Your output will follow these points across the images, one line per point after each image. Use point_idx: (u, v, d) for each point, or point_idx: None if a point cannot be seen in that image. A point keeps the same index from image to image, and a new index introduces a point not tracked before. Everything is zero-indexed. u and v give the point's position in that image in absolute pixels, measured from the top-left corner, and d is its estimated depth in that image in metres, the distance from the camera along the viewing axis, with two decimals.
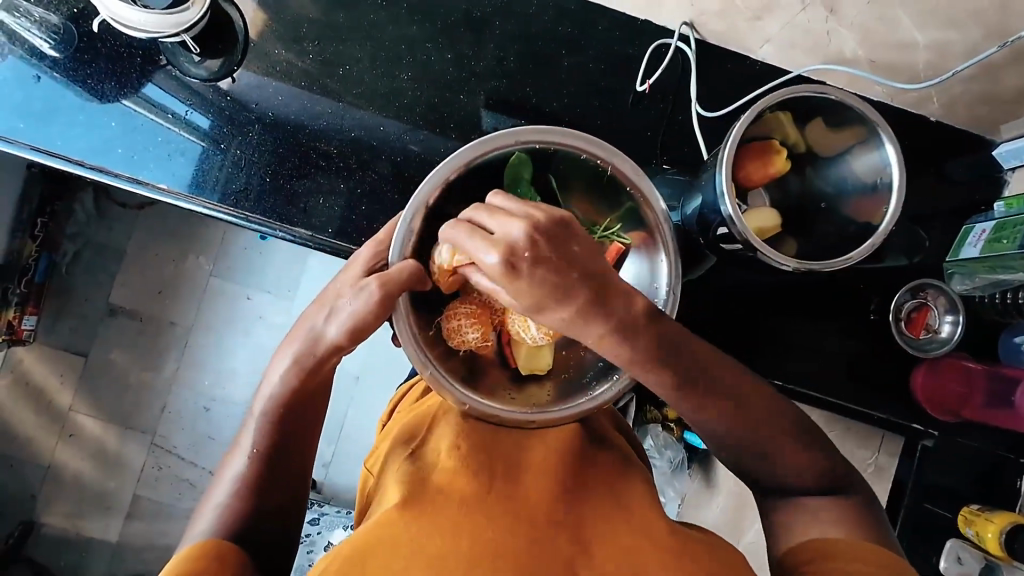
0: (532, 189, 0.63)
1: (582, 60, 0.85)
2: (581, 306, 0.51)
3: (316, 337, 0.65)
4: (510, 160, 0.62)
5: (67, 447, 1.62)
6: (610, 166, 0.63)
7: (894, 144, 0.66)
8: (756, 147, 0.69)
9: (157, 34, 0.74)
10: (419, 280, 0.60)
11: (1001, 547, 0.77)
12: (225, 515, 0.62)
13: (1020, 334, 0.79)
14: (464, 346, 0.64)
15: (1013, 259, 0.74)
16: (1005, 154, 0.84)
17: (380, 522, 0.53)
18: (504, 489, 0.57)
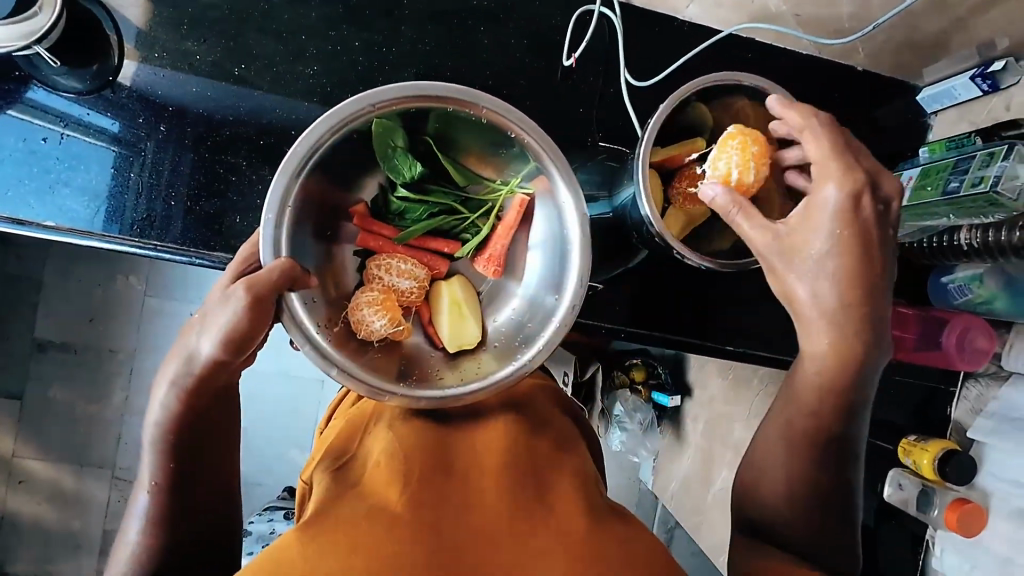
0: (408, 157, 0.64)
1: (504, 36, 0.80)
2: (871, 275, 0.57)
3: (188, 357, 0.57)
4: (374, 131, 0.60)
5: (20, 493, 1.53)
6: (484, 113, 0.60)
7: None
8: (678, 147, 0.68)
9: (7, 49, 0.63)
10: (293, 277, 0.56)
11: (935, 473, 0.83)
12: (140, 556, 0.57)
13: (947, 274, 0.83)
14: (374, 336, 0.64)
15: (936, 207, 0.77)
16: (927, 99, 0.86)
17: (284, 546, 0.49)
18: (423, 496, 0.53)
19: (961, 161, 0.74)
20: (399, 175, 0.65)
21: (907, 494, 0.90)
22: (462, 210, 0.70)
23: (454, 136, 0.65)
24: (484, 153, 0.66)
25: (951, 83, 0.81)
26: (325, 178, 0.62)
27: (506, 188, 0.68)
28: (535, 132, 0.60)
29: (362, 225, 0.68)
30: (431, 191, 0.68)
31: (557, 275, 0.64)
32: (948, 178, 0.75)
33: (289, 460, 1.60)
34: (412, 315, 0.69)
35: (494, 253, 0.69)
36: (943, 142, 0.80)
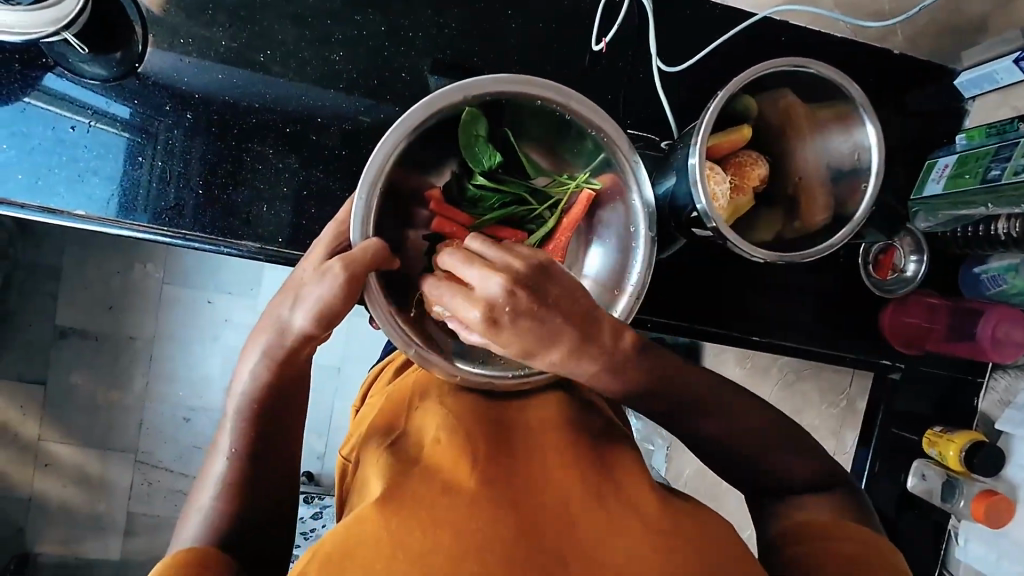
0: (489, 146, 0.63)
1: (531, 20, 0.78)
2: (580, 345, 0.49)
3: (280, 329, 0.58)
4: (462, 118, 0.60)
5: (47, 476, 1.57)
6: (566, 106, 0.60)
7: (876, 123, 0.64)
8: (726, 135, 0.66)
9: (33, 36, 0.62)
10: (382, 259, 0.56)
11: (960, 464, 0.83)
12: (208, 527, 0.58)
13: (980, 265, 0.82)
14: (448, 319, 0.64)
15: (972, 195, 0.75)
16: (966, 84, 0.83)
17: (358, 521, 0.48)
18: (489, 471, 0.52)
19: (1002, 148, 0.72)
20: (479, 164, 0.63)
21: (930, 486, 0.90)
22: (531, 201, 0.67)
23: (526, 126, 0.64)
24: (553, 147, 0.67)
25: (992, 67, 0.78)
26: (408, 168, 0.62)
27: (571, 183, 0.66)
28: (616, 129, 0.60)
29: (438, 211, 0.66)
30: (509, 182, 0.66)
31: (616, 267, 0.65)
32: (989, 166, 0.73)
33: (306, 446, 1.63)
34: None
35: (559, 247, 0.67)
36: (983, 129, 0.78)
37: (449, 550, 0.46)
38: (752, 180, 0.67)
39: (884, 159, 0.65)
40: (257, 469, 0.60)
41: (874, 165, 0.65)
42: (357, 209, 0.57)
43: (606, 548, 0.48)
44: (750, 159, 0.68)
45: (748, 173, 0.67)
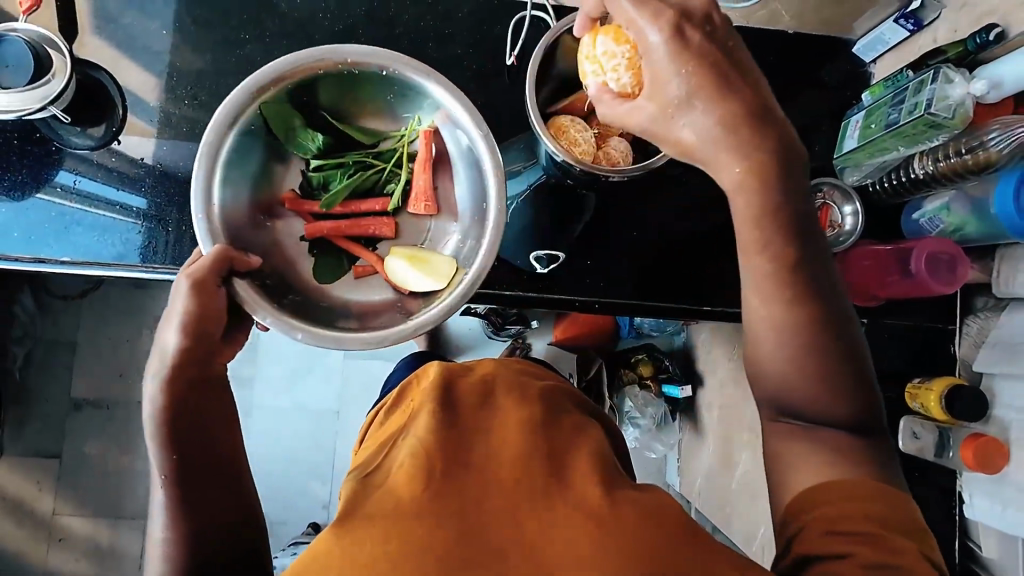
0: (308, 130, 0.73)
1: (451, 47, 0.87)
2: (727, 107, 0.57)
3: (159, 353, 0.64)
4: (268, 116, 0.70)
5: (60, 551, 1.58)
6: (344, 62, 0.69)
7: None
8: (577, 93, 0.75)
9: (25, 110, 0.76)
10: (229, 259, 0.65)
11: (944, 412, 0.80)
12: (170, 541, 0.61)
13: (917, 209, 0.83)
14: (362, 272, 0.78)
15: (885, 141, 0.78)
16: (862, 49, 0.89)
17: (319, 540, 0.53)
18: (444, 484, 0.54)
19: (897, 94, 0.77)
20: (306, 150, 0.74)
21: (923, 443, 0.84)
22: (377, 162, 0.77)
23: (336, 100, 0.74)
24: (366, 107, 0.76)
25: (878, 30, 0.85)
26: (235, 189, 0.70)
27: (405, 136, 0.77)
28: (390, 58, 0.69)
29: (295, 207, 0.76)
30: (348, 155, 0.76)
31: (478, 184, 0.73)
32: (889, 112, 0.77)
33: (309, 494, 1.64)
34: (374, 279, 0.78)
35: (420, 191, 0.76)
36: (880, 83, 0.83)
37: (398, 555, 0.50)
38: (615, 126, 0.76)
39: None
40: (192, 493, 0.63)
41: None
42: (202, 230, 0.66)
43: (546, 545, 0.51)
44: None
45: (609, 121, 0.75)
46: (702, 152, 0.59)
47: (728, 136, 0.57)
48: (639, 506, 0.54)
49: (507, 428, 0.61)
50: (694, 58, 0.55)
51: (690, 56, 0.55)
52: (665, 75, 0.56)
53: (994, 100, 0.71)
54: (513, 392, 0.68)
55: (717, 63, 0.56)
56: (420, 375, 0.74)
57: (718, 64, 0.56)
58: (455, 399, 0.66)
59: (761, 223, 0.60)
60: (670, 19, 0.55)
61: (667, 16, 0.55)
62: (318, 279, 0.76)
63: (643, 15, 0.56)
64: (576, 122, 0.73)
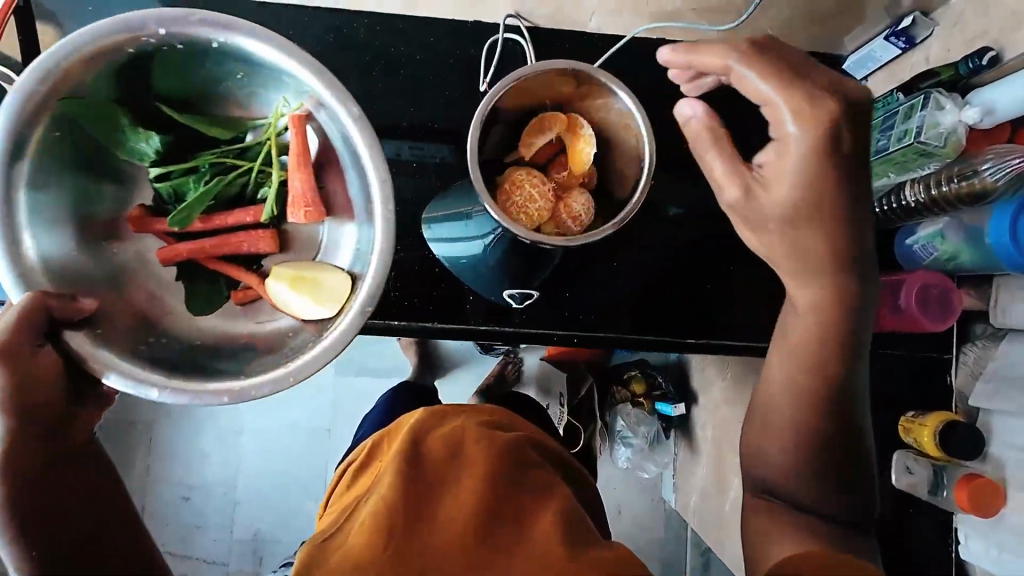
0: (137, 128, 0.53)
1: (422, 74, 0.84)
2: (828, 235, 0.55)
3: None
4: (69, 113, 0.48)
5: None
6: (149, 24, 0.46)
7: (625, 91, 0.61)
8: (530, 143, 0.65)
9: None
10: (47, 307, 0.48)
11: (938, 448, 0.77)
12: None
13: (911, 235, 0.77)
14: (246, 298, 0.57)
15: (875, 167, 0.74)
16: (856, 64, 0.83)
17: None
18: (402, 550, 0.53)
19: (886, 118, 0.72)
20: (145, 156, 0.54)
21: (916, 479, 0.81)
22: (240, 162, 0.56)
23: (164, 82, 0.52)
24: (204, 85, 0.53)
25: (868, 47, 0.80)
26: (43, 216, 0.50)
27: (271, 126, 0.54)
28: (207, 17, 0.46)
29: (141, 228, 0.57)
30: (200, 155, 0.56)
31: (361, 194, 0.52)
32: (878, 137, 0.73)
33: (302, 512, 1.63)
34: (262, 306, 0.57)
35: (297, 197, 0.54)
36: (870, 104, 0.77)
37: None
38: (579, 177, 0.66)
39: (646, 109, 0.62)
40: None
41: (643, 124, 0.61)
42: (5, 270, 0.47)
43: None
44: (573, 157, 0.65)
45: (571, 173, 0.66)
46: (775, 244, 0.56)
47: (829, 254, 0.56)
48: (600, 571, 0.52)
49: (473, 484, 0.59)
50: (819, 132, 0.51)
51: (818, 121, 0.51)
52: (787, 169, 0.53)
53: (989, 126, 0.67)
54: (480, 439, 0.64)
55: (832, 128, 0.51)
56: (390, 436, 0.69)
57: (835, 185, 0.53)
58: (423, 452, 0.62)
59: (824, 332, 0.59)
60: (803, 123, 0.52)
61: (804, 89, 0.52)
62: (190, 311, 0.56)
63: (790, 108, 0.52)
64: (528, 180, 0.63)
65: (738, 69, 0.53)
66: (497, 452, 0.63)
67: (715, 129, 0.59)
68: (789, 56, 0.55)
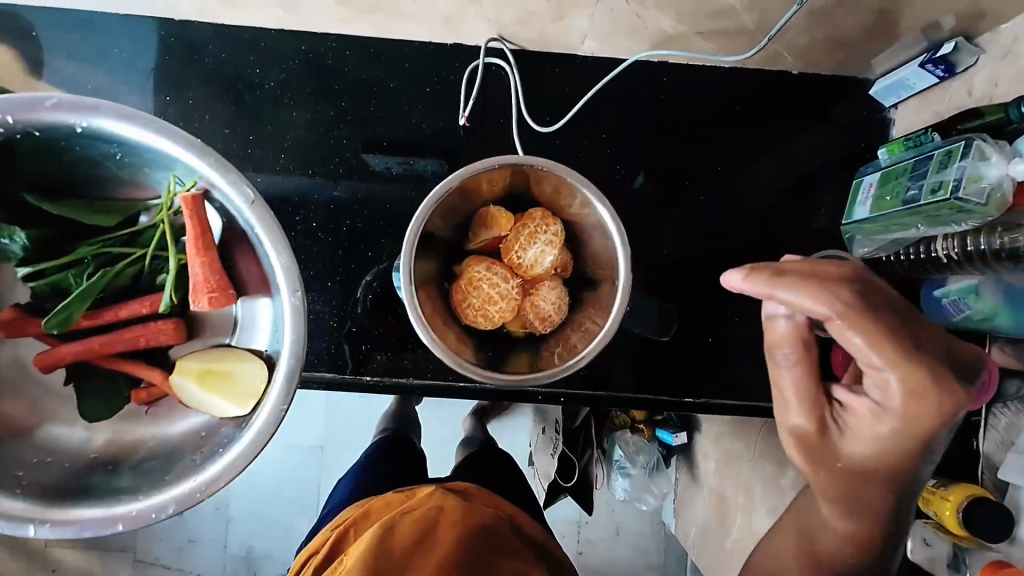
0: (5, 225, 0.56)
1: (396, 104, 0.76)
2: (888, 466, 0.50)
3: None
4: None
5: None
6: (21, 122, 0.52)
7: (603, 205, 0.57)
8: (490, 233, 0.59)
9: None
10: None
11: (961, 526, 0.69)
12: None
13: (939, 287, 0.70)
14: (150, 393, 0.63)
15: (900, 217, 0.66)
16: (882, 92, 0.76)
17: None
18: None
19: (919, 162, 0.64)
20: (16, 256, 0.58)
21: (934, 551, 0.76)
22: (131, 249, 0.61)
23: (51, 174, 0.57)
24: (95, 175, 0.59)
25: (901, 75, 0.71)
26: None
27: (164, 213, 0.59)
28: (81, 101, 0.52)
29: (15, 329, 0.59)
30: (80, 248, 0.59)
31: (269, 283, 0.58)
32: (907, 185, 0.65)
33: (295, 529, 1.61)
34: (166, 403, 0.64)
35: (197, 282, 0.58)
36: (900, 141, 0.70)
37: None
38: (540, 275, 0.60)
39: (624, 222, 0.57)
40: None
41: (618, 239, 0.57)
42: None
43: None
44: (534, 255, 0.59)
45: (528, 271, 0.59)
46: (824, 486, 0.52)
47: (882, 479, 0.51)
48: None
49: None
50: (931, 411, 0.47)
51: (938, 397, 0.47)
52: (863, 424, 0.50)
53: None
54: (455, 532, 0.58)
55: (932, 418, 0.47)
56: (356, 527, 0.62)
57: (898, 470, 0.50)
58: (387, 555, 0.54)
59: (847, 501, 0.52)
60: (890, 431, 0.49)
61: (931, 362, 0.46)
62: (81, 417, 0.62)
63: (878, 336, 0.46)
64: (489, 280, 0.58)
65: (850, 331, 0.46)
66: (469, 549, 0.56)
67: (798, 327, 0.50)
68: (910, 336, 0.47)
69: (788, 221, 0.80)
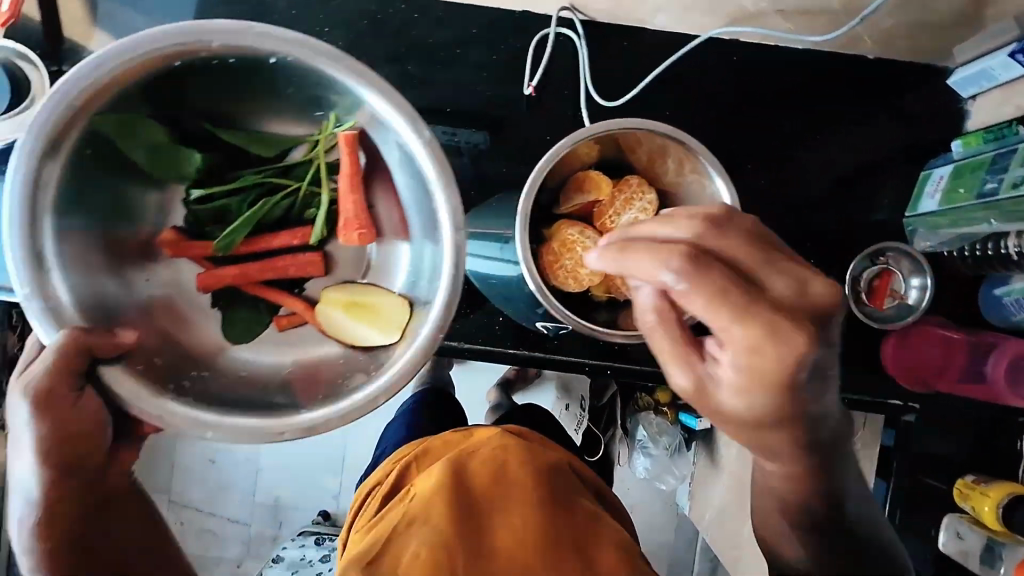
0: (182, 147, 0.54)
1: (462, 69, 0.75)
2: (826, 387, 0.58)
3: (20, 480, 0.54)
4: (110, 131, 0.50)
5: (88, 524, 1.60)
6: (211, 42, 0.48)
7: (723, 178, 0.55)
8: (586, 196, 0.59)
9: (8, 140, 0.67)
10: (86, 346, 0.49)
11: (999, 521, 0.71)
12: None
13: (1000, 286, 0.70)
14: (288, 322, 0.59)
15: (973, 212, 0.65)
16: (961, 82, 0.74)
17: None
18: None
19: (1000, 157, 0.63)
20: (187, 175, 0.56)
21: (967, 546, 0.75)
22: (286, 181, 0.58)
23: (218, 100, 0.54)
24: (258, 107, 0.55)
25: (984, 64, 0.69)
26: (74, 243, 0.50)
27: (321, 141, 0.56)
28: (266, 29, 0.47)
29: (177, 252, 0.58)
30: (245, 176, 0.57)
31: (425, 210, 0.52)
32: (984, 178, 0.64)
33: (321, 485, 1.66)
34: (303, 332, 0.59)
35: (349, 217, 0.56)
36: (979, 133, 0.68)
37: None
38: None
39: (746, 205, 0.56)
40: None
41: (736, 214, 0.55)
42: (35, 309, 0.48)
43: None
44: (635, 218, 0.59)
45: None
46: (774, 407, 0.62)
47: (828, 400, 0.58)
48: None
49: (526, 517, 0.56)
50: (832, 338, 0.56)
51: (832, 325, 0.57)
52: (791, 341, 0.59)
53: None
54: (525, 458, 0.60)
55: (794, 373, 0.42)
56: (419, 462, 0.62)
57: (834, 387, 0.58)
58: (466, 481, 0.57)
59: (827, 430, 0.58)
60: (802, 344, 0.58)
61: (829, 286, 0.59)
62: (229, 340, 0.57)
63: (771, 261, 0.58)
64: (586, 240, 0.58)
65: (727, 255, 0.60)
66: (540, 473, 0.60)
67: (676, 250, 0.41)
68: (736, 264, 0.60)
69: (850, 211, 0.78)
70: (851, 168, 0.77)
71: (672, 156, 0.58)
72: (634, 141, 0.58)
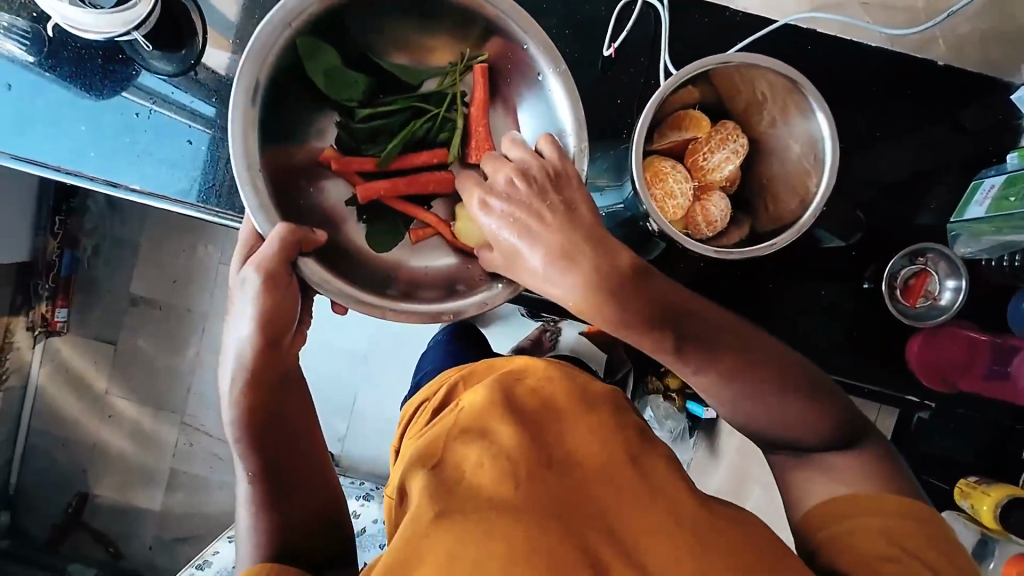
0: (351, 71, 0.63)
1: (544, 24, 0.78)
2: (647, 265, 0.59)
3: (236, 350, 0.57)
4: (303, 53, 0.60)
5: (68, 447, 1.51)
6: None
7: (825, 111, 0.62)
8: (683, 134, 0.66)
9: (111, 34, 0.72)
10: (299, 237, 0.57)
11: (995, 520, 0.74)
12: (261, 532, 0.56)
13: None
14: (421, 233, 0.68)
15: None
16: (1023, 100, 0.76)
17: (412, 534, 0.50)
18: (532, 482, 0.53)
19: None
20: (352, 96, 0.65)
21: (960, 542, 0.79)
22: (428, 106, 0.67)
23: (375, 28, 0.65)
24: (411, 36, 0.66)
25: None
26: (273, 142, 0.61)
27: (462, 66, 0.66)
28: None
29: (340, 165, 0.65)
30: (400, 100, 0.67)
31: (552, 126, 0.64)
32: None
33: None
34: (436, 243, 0.68)
35: (481, 138, 0.66)
36: None
37: (504, 557, 0.48)
38: (717, 182, 0.67)
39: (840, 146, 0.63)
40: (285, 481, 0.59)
41: (830, 148, 0.63)
42: (250, 204, 0.57)
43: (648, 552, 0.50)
44: (723, 159, 0.67)
45: (707, 175, 0.67)
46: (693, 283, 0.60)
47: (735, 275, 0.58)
48: (732, 536, 0.53)
49: (576, 427, 0.60)
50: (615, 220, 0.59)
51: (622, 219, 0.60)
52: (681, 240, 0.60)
53: None
54: (561, 380, 0.67)
55: (629, 295, 0.49)
56: (466, 381, 0.74)
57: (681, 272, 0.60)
58: (516, 400, 0.63)
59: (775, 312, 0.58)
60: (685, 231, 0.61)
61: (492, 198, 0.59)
62: (376, 249, 0.66)
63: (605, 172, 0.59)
64: (680, 173, 0.65)
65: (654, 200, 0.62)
66: (583, 399, 0.64)
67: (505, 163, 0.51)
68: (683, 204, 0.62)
69: (897, 211, 0.80)
70: (905, 169, 0.80)
71: (771, 103, 0.65)
72: (737, 80, 0.63)
